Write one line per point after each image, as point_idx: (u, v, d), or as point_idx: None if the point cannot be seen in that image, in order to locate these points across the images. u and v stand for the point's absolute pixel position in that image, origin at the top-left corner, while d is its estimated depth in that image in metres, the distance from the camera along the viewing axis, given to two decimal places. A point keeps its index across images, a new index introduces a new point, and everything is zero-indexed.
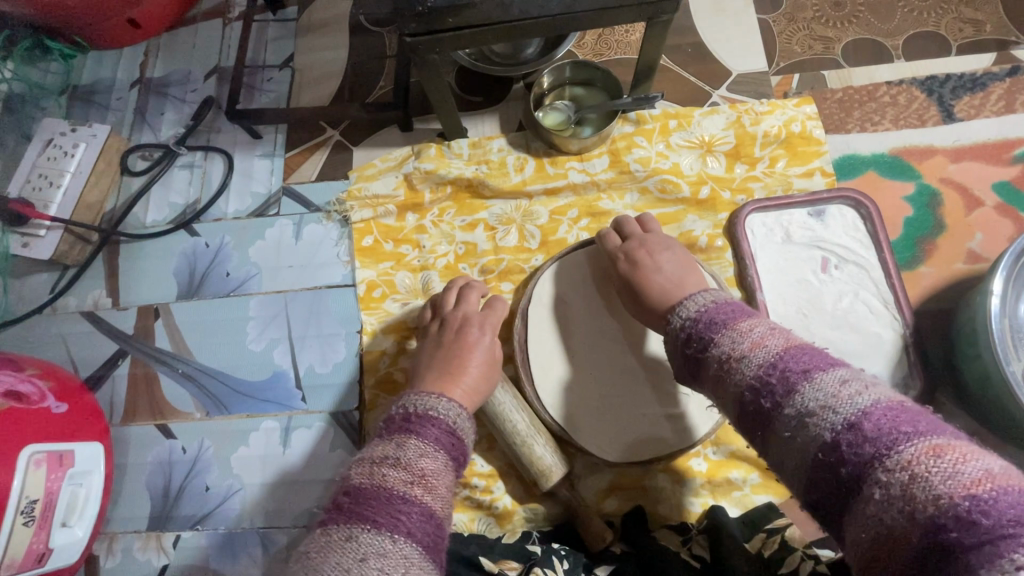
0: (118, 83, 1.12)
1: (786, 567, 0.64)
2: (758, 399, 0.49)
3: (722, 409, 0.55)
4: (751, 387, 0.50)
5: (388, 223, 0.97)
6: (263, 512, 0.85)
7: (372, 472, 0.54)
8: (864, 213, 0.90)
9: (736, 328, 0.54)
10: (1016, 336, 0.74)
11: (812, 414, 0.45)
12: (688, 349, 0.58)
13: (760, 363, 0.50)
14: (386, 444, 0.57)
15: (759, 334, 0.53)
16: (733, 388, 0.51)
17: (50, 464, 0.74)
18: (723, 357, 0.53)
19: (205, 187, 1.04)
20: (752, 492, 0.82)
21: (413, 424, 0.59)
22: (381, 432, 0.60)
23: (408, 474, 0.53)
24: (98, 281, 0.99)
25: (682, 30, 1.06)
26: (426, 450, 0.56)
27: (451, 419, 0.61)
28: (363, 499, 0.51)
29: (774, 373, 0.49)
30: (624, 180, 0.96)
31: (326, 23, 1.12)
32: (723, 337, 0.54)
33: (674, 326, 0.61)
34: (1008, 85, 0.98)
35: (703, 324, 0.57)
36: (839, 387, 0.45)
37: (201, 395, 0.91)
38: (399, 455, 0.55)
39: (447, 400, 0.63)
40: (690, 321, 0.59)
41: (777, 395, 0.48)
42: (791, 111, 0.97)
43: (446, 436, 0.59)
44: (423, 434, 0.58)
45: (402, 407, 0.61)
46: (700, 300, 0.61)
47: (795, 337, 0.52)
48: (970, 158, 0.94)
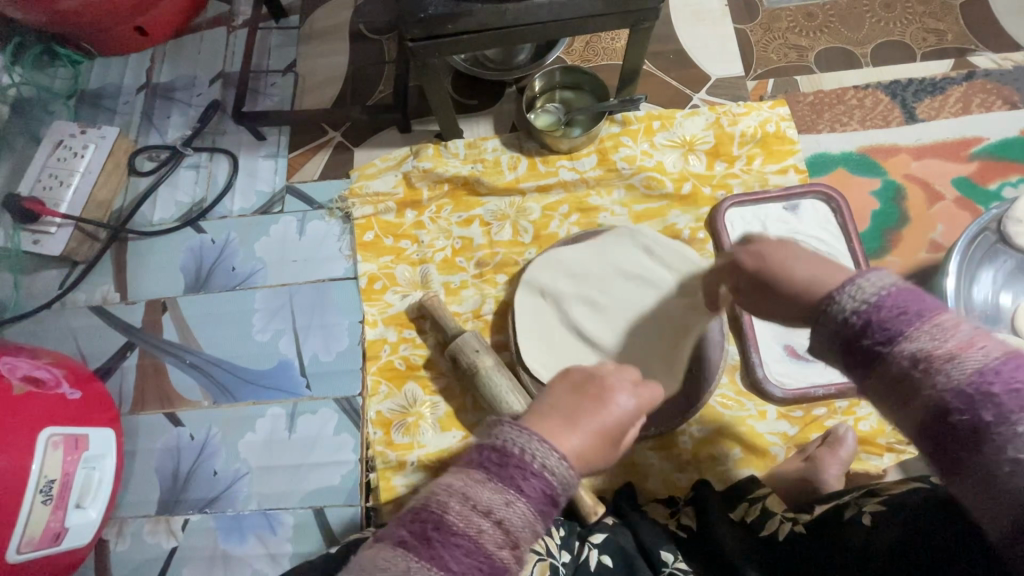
0: (125, 87, 1.16)
1: (766, 530, 0.67)
2: (972, 412, 0.40)
3: (898, 416, 0.45)
4: (958, 395, 0.40)
5: (388, 219, 1.02)
6: (271, 494, 0.89)
7: (466, 518, 0.45)
8: (834, 207, 0.96)
9: (940, 321, 0.43)
10: (972, 316, 0.79)
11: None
12: (861, 340, 0.45)
13: (974, 370, 0.40)
14: (493, 492, 0.46)
15: (966, 334, 0.42)
16: (929, 396, 0.42)
17: (67, 446, 0.77)
18: (919, 356, 0.42)
19: (211, 186, 1.08)
20: (734, 466, 0.87)
21: (525, 476, 0.47)
22: (494, 458, 0.48)
23: (504, 539, 0.46)
24: (106, 276, 1.03)
25: (664, 38, 1.13)
26: (530, 520, 0.46)
27: (562, 481, 0.49)
28: (448, 550, 0.44)
29: (996, 382, 0.40)
30: (612, 177, 1.01)
31: (328, 31, 1.17)
32: (919, 331, 0.43)
33: (830, 317, 0.47)
34: (965, 89, 1.05)
35: (887, 311, 0.44)
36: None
37: (208, 383, 0.95)
38: (501, 514, 0.46)
39: (569, 461, 0.49)
40: (865, 308, 0.45)
41: (1002, 408, 0.39)
42: (765, 112, 1.04)
43: (554, 501, 0.48)
44: (533, 497, 0.47)
45: (517, 442, 0.49)
46: (875, 280, 0.46)
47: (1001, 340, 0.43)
48: (931, 156, 1.01)
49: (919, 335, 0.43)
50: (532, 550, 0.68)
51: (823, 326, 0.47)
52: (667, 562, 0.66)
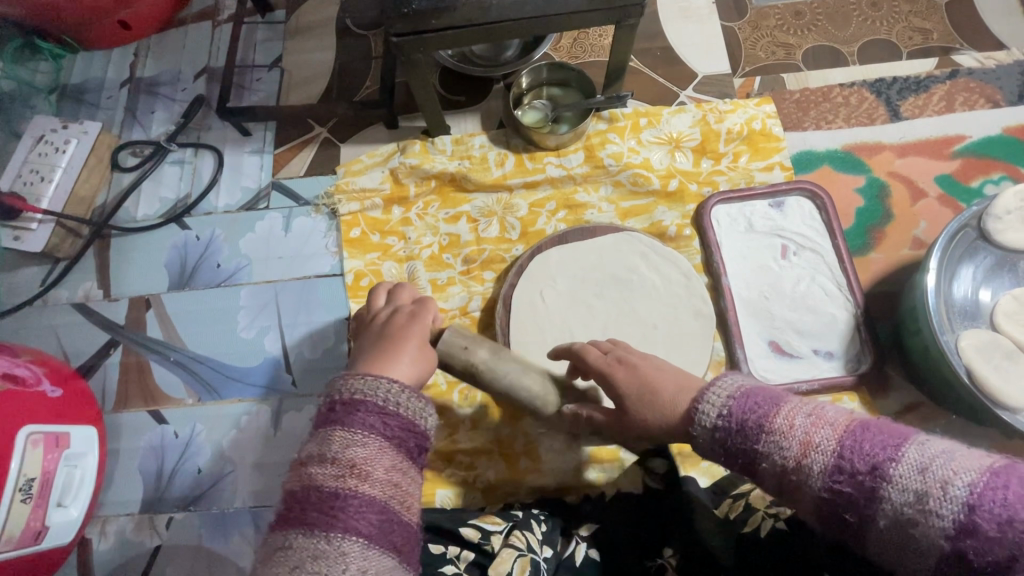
0: (108, 82, 1.15)
1: (749, 526, 0.67)
2: (842, 512, 0.48)
3: (798, 508, 0.53)
4: (830, 499, 0.49)
5: (375, 215, 1.01)
6: (254, 492, 0.88)
7: (303, 473, 0.53)
8: (820, 204, 0.97)
9: (776, 429, 0.51)
10: (951, 312, 0.80)
11: (914, 522, 0.45)
12: (734, 461, 0.54)
13: (824, 469, 0.49)
14: (315, 440, 0.55)
15: (803, 430, 0.50)
16: (808, 498, 0.50)
17: (47, 444, 0.77)
18: (780, 470, 0.51)
19: (195, 182, 1.07)
20: (719, 461, 0.88)
21: (338, 412, 0.55)
22: (314, 420, 0.58)
23: (343, 470, 0.52)
24: (89, 273, 1.01)
25: (652, 35, 1.13)
26: (358, 440, 0.53)
27: (376, 397, 0.56)
28: (294, 505, 0.51)
29: (844, 478, 0.48)
30: (599, 174, 1.02)
31: (314, 26, 1.17)
32: (767, 446, 0.51)
33: (702, 443, 0.57)
34: (949, 87, 1.06)
35: (736, 432, 0.53)
36: (922, 478, 0.45)
37: (192, 381, 0.94)
38: (328, 451, 0.53)
39: (372, 378, 0.57)
40: (721, 428, 0.54)
41: (859, 507, 0.47)
42: (752, 110, 1.04)
43: (379, 415, 0.55)
44: (351, 421, 0.54)
45: (330, 392, 0.58)
46: (717, 397, 0.56)
47: (832, 417, 0.51)
48: (915, 154, 1.02)
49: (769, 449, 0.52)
50: (515, 546, 0.69)
51: (700, 449, 0.57)
52: (664, 554, 0.69)
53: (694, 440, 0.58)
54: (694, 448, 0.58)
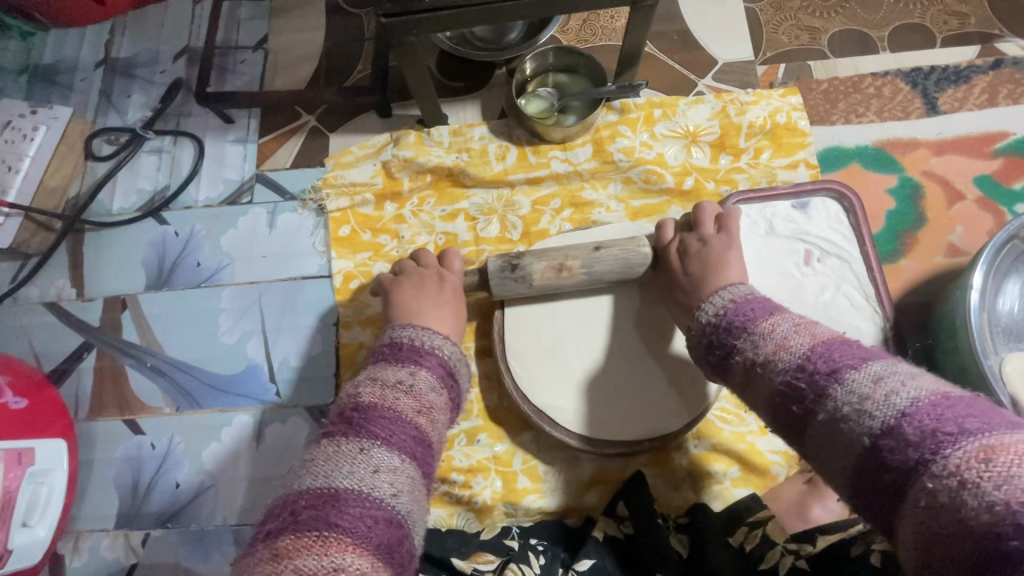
0: (82, 62, 1.06)
1: (765, 564, 0.64)
2: (792, 404, 0.52)
3: (757, 410, 0.58)
4: (789, 387, 0.53)
5: (366, 212, 0.94)
6: (236, 508, 0.83)
7: (383, 394, 0.61)
8: (847, 206, 0.89)
9: (758, 330, 0.58)
10: (994, 330, 0.73)
11: (847, 418, 0.47)
12: (711, 355, 0.63)
13: (788, 362, 0.54)
14: (397, 370, 0.64)
15: (783, 334, 0.56)
16: (765, 388, 0.55)
17: (8, 462, 0.71)
18: (750, 363, 0.58)
19: (175, 172, 1.00)
20: (732, 485, 0.82)
21: (418, 354, 0.67)
22: (386, 356, 0.67)
23: (418, 403, 0.61)
24: (61, 270, 0.95)
25: (668, 17, 1.04)
26: (433, 382, 0.65)
27: (448, 355, 0.70)
28: (373, 416, 0.58)
29: (804, 376, 0.52)
30: (608, 170, 0.94)
31: (302, 3, 1.08)
32: (743, 342, 0.59)
33: (694, 329, 0.66)
34: (991, 78, 0.97)
35: (723, 328, 0.62)
36: (873, 386, 0.47)
37: (171, 389, 0.89)
38: (410, 384, 0.63)
39: (450, 342, 0.71)
40: (714, 321, 0.64)
41: (806, 401, 0.51)
42: (776, 101, 0.95)
43: (447, 372, 0.68)
44: (428, 365, 0.66)
45: (406, 336, 0.70)
46: (722, 298, 0.65)
47: (818, 334, 0.55)
48: (952, 152, 0.94)
49: (744, 343, 0.59)
50: None
51: (690, 338, 0.67)
52: None
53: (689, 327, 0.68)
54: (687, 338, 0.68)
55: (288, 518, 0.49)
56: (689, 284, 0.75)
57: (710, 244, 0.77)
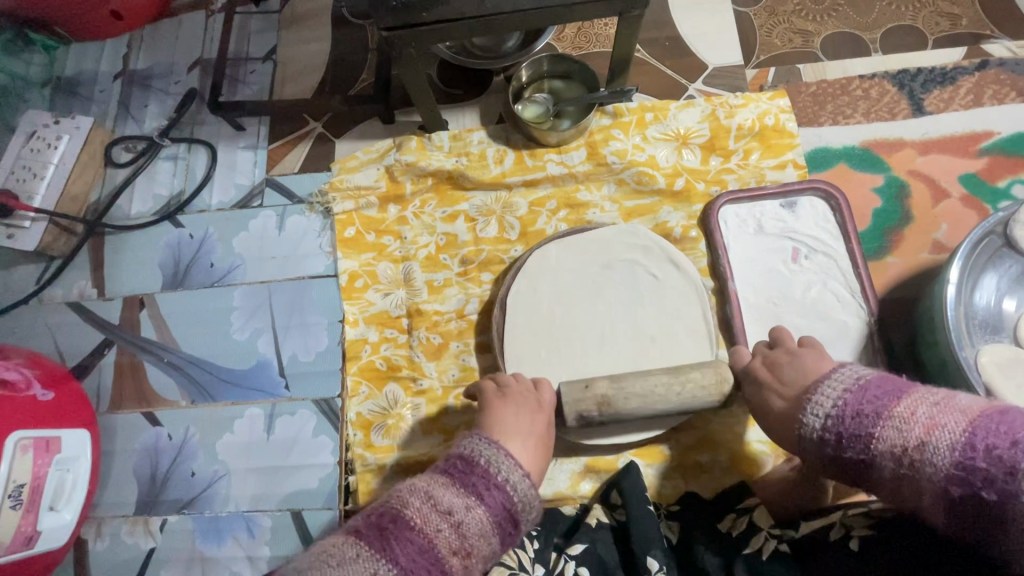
0: (102, 74, 1.12)
1: (750, 547, 0.67)
2: (980, 491, 0.53)
3: (917, 504, 0.58)
4: (961, 472, 0.53)
5: (370, 214, 0.99)
6: (248, 497, 0.87)
7: (426, 517, 0.59)
8: (834, 205, 0.92)
9: (897, 415, 0.57)
10: (972, 323, 0.76)
11: None
12: (845, 453, 0.60)
13: (954, 449, 0.54)
14: (455, 495, 0.61)
15: (926, 417, 0.56)
16: (933, 484, 0.55)
17: (38, 449, 0.76)
18: (901, 454, 0.56)
19: (189, 178, 1.05)
20: (721, 474, 0.85)
21: (484, 486, 0.62)
22: (454, 469, 0.64)
23: (457, 542, 0.59)
24: (84, 271, 1.00)
25: (659, 23, 1.07)
26: (485, 527, 0.60)
27: (518, 498, 0.63)
28: (403, 537, 0.58)
29: (977, 454, 0.53)
30: (602, 172, 0.97)
31: (309, 16, 1.13)
32: (885, 431, 0.57)
33: (808, 431, 0.63)
34: (977, 79, 1.00)
35: (851, 421, 0.60)
36: None
37: (187, 384, 0.93)
38: (460, 518, 0.59)
39: (529, 483, 0.64)
40: (831, 422, 0.61)
41: (997, 483, 0.52)
42: (765, 104, 0.99)
43: (508, 514, 0.62)
44: (489, 502, 0.61)
45: (482, 455, 0.65)
46: (832, 392, 0.62)
47: (960, 405, 0.56)
48: (938, 151, 0.96)
49: (884, 433, 0.58)
50: None
51: (808, 447, 0.64)
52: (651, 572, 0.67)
53: (800, 433, 0.64)
54: (800, 447, 0.65)
55: None
56: (785, 393, 0.68)
57: (801, 357, 0.70)
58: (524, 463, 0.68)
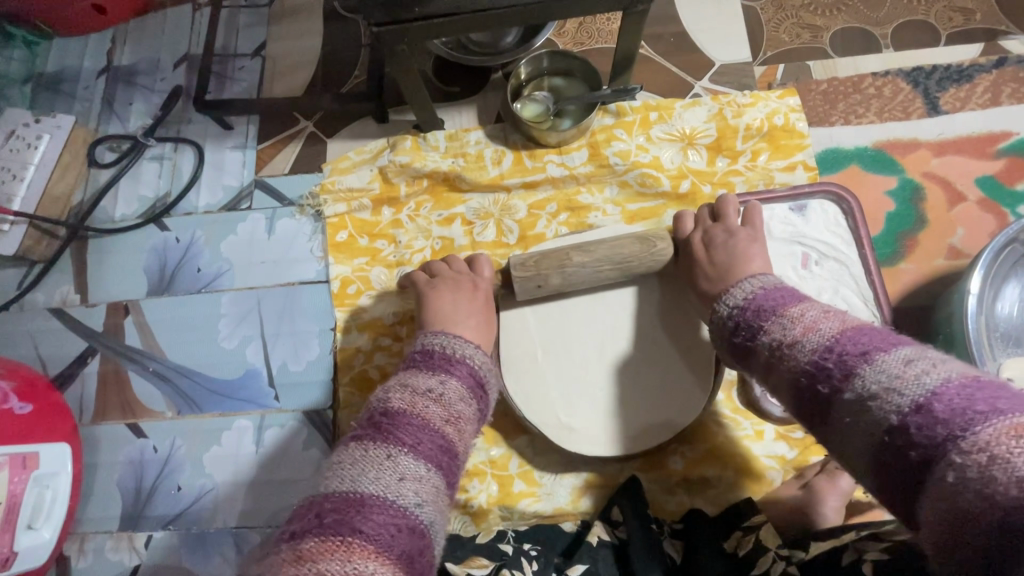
0: (85, 70, 1.08)
1: (758, 569, 0.64)
2: (815, 384, 0.49)
3: (775, 395, 0.56)
4: (813, 367, 0.50)
5: (363, 217, 0.95)
6: (236, 511, 0.84)
7: (413, 400, 0.59)
8: (846, 209, 0.88)
9: (787, 314, 0.56)
10: (993, 335, 0.73)
11: (874, 396, 0.44)
12: (736, 337, 0.60)
13: (814, 348, 0.51)
14: (428, 377, 0.62)
15: (811, 318, 0.53)
16: (786, 372, 0.53)
17: (13, 466, 0.73)
18: (776, 345, 0.55)
19: (175, 179, 1.01)
20: (727, 490, 0.82)
21: (449, 363, 0.65)
22: (416, 364, 0.65)
23: (446, 412, 0.59)
24: (66, 276, 0.97)
25: (664, 18, 1.03)
26: (462, 392, 0.63)
27: (478, 365, 0.67)
28: (401, 421, 0.56)
29: (831, 356, 0.49)
30: (604, 173, 0.94)
31: (299, 9, 1.09)
32: (772, 325, 0.56)
33: (719, 314, 0.64)
34: (995, 76, 0.96)
35: (751, 312, 0.60)
36: (902, 367, 0.44)
37: (173, 394, 0.90)
38: (439, 391, 0.61)
39: (480, 352, 0.69)
40: (737, 310, 0.61)
41: (833, 378, 0.48)
42: (774, 103, 0.95)
43: (476, 381, 0.66)
44: (457, 374, 0.64)
45: (437, 344, 0.68)
46: (748, 287, 0.63)
47: (849, 320, 0.52)
48: (954, 152, 0.93)
49: (773, 328, 0.56)
50: None
51: (714, 327, 0.65)
52: None
53: (713, 317, 0.65)
54: (711, 331, 0.66)
55: (313, 521, 0.47)
56: (712, 273, 0.73)
57: (736, 236, 0.77)
58: (473, 338, 0.74)
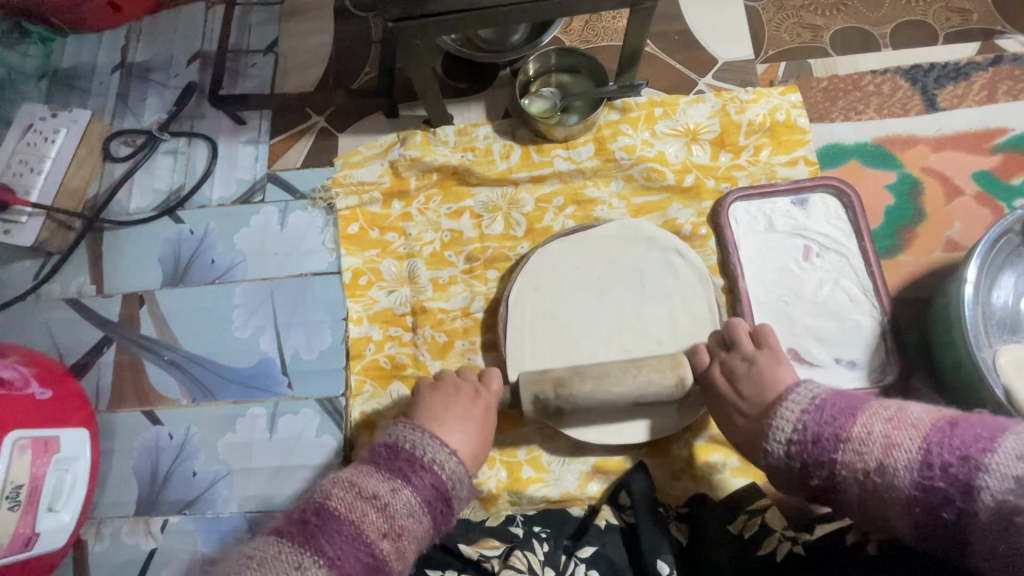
0: (99, 67, 1.10)
1: (764, 549, 0.65)
2: (939, 510, 0.55)
3: (884, 528, 0.59)
4: (924, 489, 0.56)
5: (374, 210, 0.97)
6: (251, 498, 0.86)
7: (351, 505, 0.61)
8: (846, 202, 0.91)
9: (854, 437, 0.60)
10: (990, 323, 0.75)
11: (1016, 510, 0.51)
12: (810, 479, 0.62)
13: (911, 464, 0.56)
14: (380, 481, 0.63)
15: (882, 438, 0.59)
16: (897, 501, 0.57)
17: (36, 449, 0.75)
18: (862, 477, 0.59)
19: (189, 173, 1.03)
20: (731, 475, 0.84)
21: (412, 467, 0.64)
22: (380, 458, 0.66)
23: (386, 525, 0.60)
24: (81, 267, 0.98)
25: (668, 17, 1.06)
26: (415, 507, 0.62)
27: (447, 476, 0.65)
28: (327, 527, 0.59)
29: (935, 470, 0.55)
30: (610, 167, 0.96)
31: (311, 8, 1.11)
32: (845, 454, 0.60)
33: (773, 450, 0.65)
34: (991, 74, 0.98)
35: (813, 444, 0.62)
36: (1018, 464, 0.52)
37: (188, 382, 0.92)
38: (386, 501, 0.61)
39: (455, 460, 0.67)
40: (794, 447, 0.63)
41: (955, 502, 0.54)
42: (776, 99, 0.97)
43: (439, 494, 0.64)
44: (416, 483, 0.63)
45: (408, 441, 0.66)
46: (792, 411, 0.65)
47: (909, 419, 0.59)
48: (951, 148, 0.95)
49: (845, 455, 0.60)
50: (514, 567, 0.66)
51: (776, 470, 0.66)
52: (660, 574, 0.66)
53: (767, 454, 0.66)
54: (768, 466, 0.67)
55: None
56: (746, 409, 0.71)
57: (758, 363, 0.73)
58: (458, 446, 0.72)
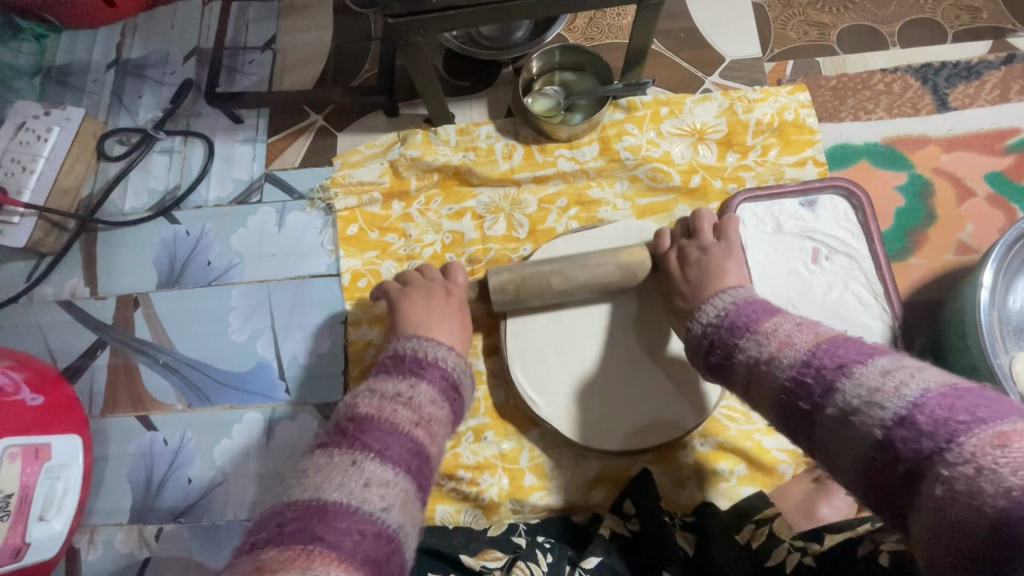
0: (94, 64, 1.07)
1: (773, 560, 0.64)
2: (797, 400, 0.51)
3: (756, 405, 0.57)
4: (801, 386, 0.51)
5: (373, 211, 0.95)
6: (247, 503, 0.84)
7: (380, 405, 0.61)
8: (857, 204, 0.88)
9: (761, 329, 0.58)
10: (1005, 329, 0.74)
11: (857, 411, 0.45)
12: (710, 356, 0.63)
13: (791, 364, 0.52)
14: (397, 382, 0.65)
15: (784, 334, 0.56)
16: (769, 386, 0.54)
17: (26, 457, 0.73)
18: (752, 363, 0.57)
19: (185, 172, 1.01)
20: (739, 483, 0.82)
21: (422, 365, 0.68)
22: (390, 368, 0.68)
23: (415, 416, 0.61)
24: (75, 269, 0.97)
25: (674, 14, 1.03)
26: (434, 396, 0.65)
27: (451, 368, 0.70)
28: (367, 427, 0.58)
29: (809, 371, 0.50)
30: (615, 168, 0.94)
31: (309, 4, 1.09)
32: (748, 342, 0.58)
33: (693, 335, 0.66)
34: (1003, 73, 0.96)
35: (726, 328, 0.62)
36: (881, 378, 0.45)
37: (183, 386, 0.90)
38: (409, 395, 0.63)
39: (454, 354, 0.72)
40: (710, 328, 0.64)
41: (815, 396, 0.49)
42: (784, 99, 0.95)
43: (448, 384, 0.69)
44: (430, 376, 0.67)
45: (409, 348, 0.71)
46: (718, 305, 0.66)
47: (820, 331, 0.54)
48: (962, 148, 0.93)
49: (750, 346, 0.58)
50: None
51: (690, 346, 0.67)
52: None
53: (689, 335, 0.68)
54: (687, 347, 0.68)
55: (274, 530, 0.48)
56: (687, 290, 0.74)
57: (710, 253, 0.76)
58: (452, 341, 0.76)
